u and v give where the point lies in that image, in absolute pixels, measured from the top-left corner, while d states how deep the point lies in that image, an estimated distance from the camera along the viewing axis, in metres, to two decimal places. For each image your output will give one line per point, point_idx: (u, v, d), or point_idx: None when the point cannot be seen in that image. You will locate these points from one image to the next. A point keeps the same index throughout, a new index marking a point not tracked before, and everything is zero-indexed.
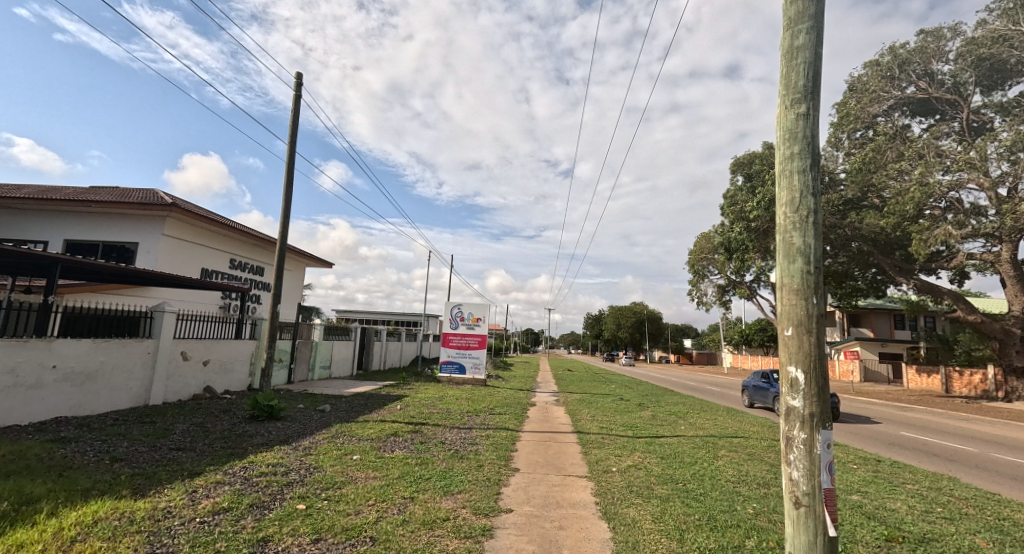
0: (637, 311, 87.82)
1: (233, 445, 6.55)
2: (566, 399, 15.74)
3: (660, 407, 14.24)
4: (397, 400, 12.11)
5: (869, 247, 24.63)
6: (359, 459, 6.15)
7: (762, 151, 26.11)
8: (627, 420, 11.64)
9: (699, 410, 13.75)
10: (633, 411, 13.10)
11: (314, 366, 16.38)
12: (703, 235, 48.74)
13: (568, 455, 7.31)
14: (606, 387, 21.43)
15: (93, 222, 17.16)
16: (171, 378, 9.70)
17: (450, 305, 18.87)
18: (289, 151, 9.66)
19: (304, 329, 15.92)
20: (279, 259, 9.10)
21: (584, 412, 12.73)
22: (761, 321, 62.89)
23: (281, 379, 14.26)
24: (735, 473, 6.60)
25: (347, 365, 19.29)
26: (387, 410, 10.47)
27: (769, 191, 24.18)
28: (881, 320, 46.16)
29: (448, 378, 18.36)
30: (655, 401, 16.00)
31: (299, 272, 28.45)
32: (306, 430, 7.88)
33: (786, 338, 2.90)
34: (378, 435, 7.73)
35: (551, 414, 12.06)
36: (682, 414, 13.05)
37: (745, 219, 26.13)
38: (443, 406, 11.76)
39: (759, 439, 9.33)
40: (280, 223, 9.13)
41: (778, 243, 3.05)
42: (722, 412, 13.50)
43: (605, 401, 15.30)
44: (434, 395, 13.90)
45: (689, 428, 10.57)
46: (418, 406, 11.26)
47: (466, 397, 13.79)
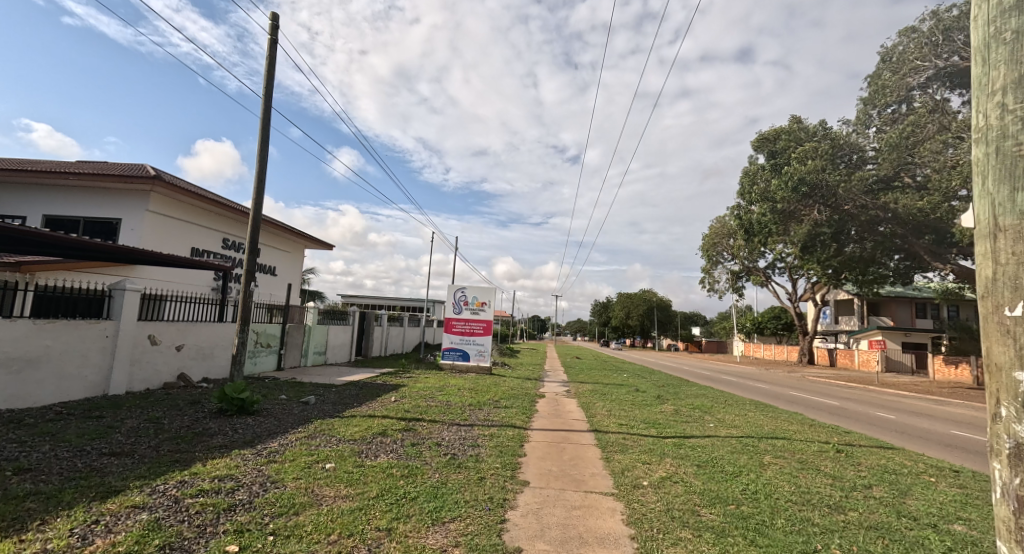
0: (647, 298, 86.53)
1: (183, 448, 5.40)
2: (578, 390, 14.67)
3: (681, 400, 13.08)
4: (393, 391, 11.01)
5: (902, 230, 23.21)
6: (332, 470, 4.99)
7: (789, 127, 24.55)
8: (647, 415, 10.49)
9: (724, 404, 12.60)
10: (653, 405, 11.93)
11: (308, 352, 15.31)
12: (717, 220, 47.17)
13: (587, 462, 6.15)
14: (619, 376, 20.32)
15: (73, 197, 16.09)
16: (136, 365, 8.58)
17: (453, 288, 17.72)
18: (266, 107, 8.40)
19: (296, 312, 14.84)
20: (254, 230, 7.89)
21: (600, 405, 11.63)
22: (775, 309, 61.45)
23: (270, 365, 13.22)
24: (793, 489, 5.42)
25: (345, 351, 18.24)
26: (379, 402, 9.37)
27: (796, 169, 22.70)
28: (902, 309, 44.73)
29: (450, 366, 17.29)
30: (674, 393, 14.88)
31: (298, 253, 27.42)
32: (279, 428, 6.76)
33: (1006, 323, 1.65)
34: (360, 436, 6.57)
35: (563, 407, 10.98)
36: (707, 407, 11.89)
37: (769, 200, 24.72)
38: (444, 397, 10.67)
39: (806, 441, 8.15)
40: (254, 188, 7.92)
41: (987, 161, 1.79)
42: (751, 405, 12.36)
43: (620, 393, 14.17)
44: (436, 384, 12.83)
45: (720, 426, 9.39)
46: (416, 399, 10.13)
47: (469, 388, 12.71)
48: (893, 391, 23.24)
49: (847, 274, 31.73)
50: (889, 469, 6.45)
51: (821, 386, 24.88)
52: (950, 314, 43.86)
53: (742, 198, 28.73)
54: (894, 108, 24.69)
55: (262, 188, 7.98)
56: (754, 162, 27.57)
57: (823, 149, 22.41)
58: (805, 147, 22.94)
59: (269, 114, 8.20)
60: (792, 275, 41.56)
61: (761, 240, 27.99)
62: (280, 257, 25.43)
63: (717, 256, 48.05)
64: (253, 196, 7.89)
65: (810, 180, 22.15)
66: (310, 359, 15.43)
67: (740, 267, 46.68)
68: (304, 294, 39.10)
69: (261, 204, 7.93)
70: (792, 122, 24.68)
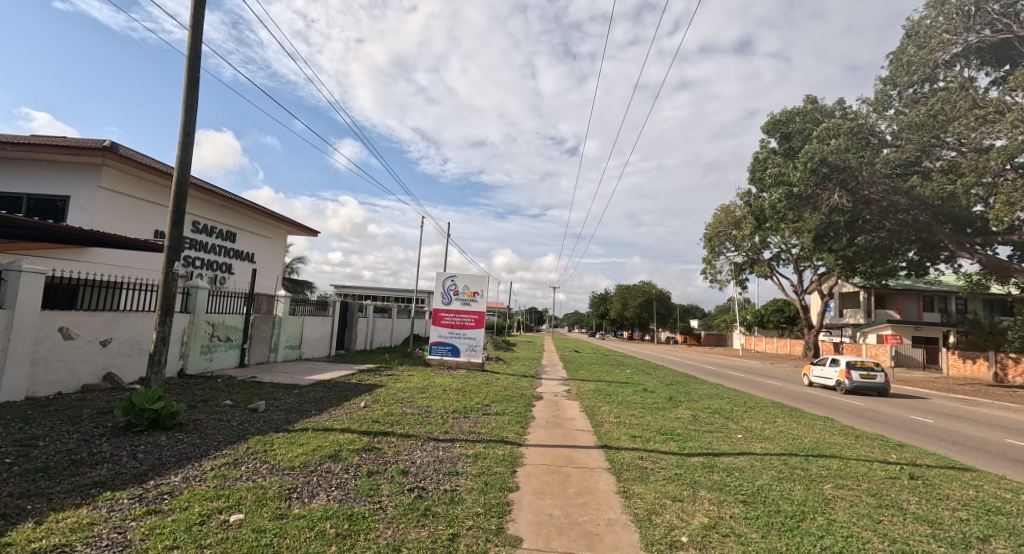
0: (646, 290, 85.19)
1: (31, 488, 3.78)
2: (579, 390, 13.20)
3: (696, 402, 11.63)
4: (365, 394, 9.44)
5: (927, 216, 21.72)
6: (234, 528, 3.40)
7: (806, 107, 22.92)
8: (661, 423, 8.99)
9: (745, 407, 11.15)
10: (666, 410, 10.43)
11: (278, 346, 13.72)
12: (722, 209, 45.60)
13: (599, 503, 4.59)
14: (621, 373, 18.90)
15: (17, 172, 14.37)
16: (40, 364, 6.99)
17: (443, 277, 16.16)
18: (194, 44, 6.74)
19: (263, 301, 13.20)
20: (178, 196, 6.23)
21: (606, 409, 10.14)
22: (778, 302, 60.20)
23: (231, 361, 11.59)
24: (889, 549, 3.90)
25: (323, 345, 16.69)
26: (345, 409, 7.83)
27: (816, 149, 21.07)
28: (909, 302, 43.48)
29: (438, 361, 15.74)
30: (687, 393, 13.44)
31: (280, 240, 25.71)
32: (197, 448, 5.16)
33: None
34: (300, 463, 4.96)
35: (563, 413, 9.49)
36: (727, 413, 10.42)
37: (783, 183, 23.09)
38: (423, 401, 9.14)
39: (861, 460, 6.67)
40: (179, 144, 6.31)
41: None
42: (776, 409, 10.94)
43: (624, 394, 12.70)
44: (418, 384, 11.28)
45: (751, 439, 7.88)
46: (389, 404, 8.59)
47: (457, 388, 11.19)
48: (910, 390, 21.84)
49: (859, 265, 30.32)
50: (997, 509, 4.91)
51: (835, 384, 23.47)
52: (958, 308, 42.74)
53: (752, 184, 27.19)
54: (918, 88, 23.16)
55: (189, 144, 6.37)
56: (765, 146, 26.00)
57: (845, 128, 20.83)
58: (825, 127, 21.34)
59: (197, 52, 6.54)
60: (798, 267, 40.24)
61: (772, 227, 26.43)
62: (260, 243, 23.75)
63: (721, 247, 46.65)
64: (177, 154, 6.28)
65: (832, 161, 20.47)
66: (282, 354, 13.85)
67: (744, 258, 45.25)
68: (290, 284, 37.32)
69: (188, 163, 6.33)
70: (809, 101, 23.05)
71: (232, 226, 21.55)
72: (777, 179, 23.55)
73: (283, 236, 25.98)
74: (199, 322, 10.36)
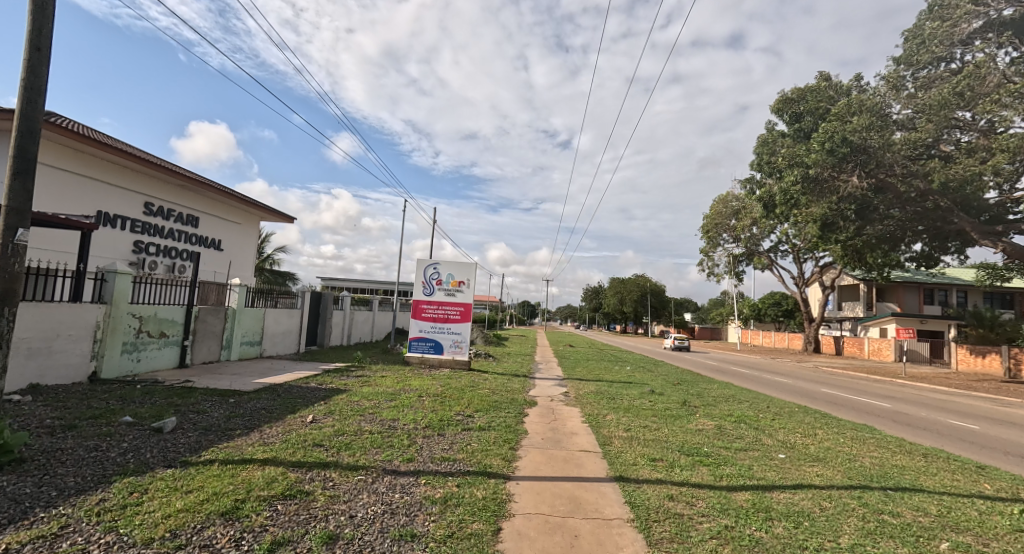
0: (640, 283, 83.86)
1: None
2: (578, 392, 11.55)
3: (714, 409, 10.05)
4: (320, 403, 7.66)
5: (946, 202, 20.26)
6: None
7: (818, 84, 21.41)
8: (683, 439, 7.36)
9: (770, 415, 9.59)
10: (683, 420, 8.82)
11: (233, 342, 11.92)
12: (720, 199, 44.24)
13: None
14: (621, 371, 17.36)
15: None
16: None
17: (425, 264, 14.38)
18: None
19: (211, 290, 11.31)
20: (24, 136, 4.40)
21: (613, 420, 8.50)
22: (775, 295, 59.11)
23: (167, 361, 9.76)
24: None
25: (291, 341, 14.92)
26: (283, 428, 6.03)
27: (836, 126, 19.53)
28: (909, 295, 42.42)
29: (419, 360, 13.99)
30: (699, 396, 11.88)
31: (252, 226, 23.71)
32: (12, 506, 3.34)
33: None
34: (166, 534, 3.16)
35: (561, 425, 7.84)
36: (754, 422, 8.84)
37: (796, 167, 21.54)
38: (390, 413, 7.38)
39: (960, 498, 4.99)
40: (25, 63, 4.41)
41: None
42: (807, 417, 9.38)
43: (629, 398, 11.10)
44: (390, 389, 9.51)
45: (798, 462, 6.24)
46: (345, 418, 6.83)
47: (436, 393, 9.47)
48: (929, 387, 20.36)
49: (867, 257, 28.99)
50: None
51: (848, 380, 21.96)
52: (958, 301, 41.71)
53: (759, 169, 25.70)
54: (933, 69, 21.55)
55: (41, 62, 4.47)
56: (773, 128, 24.52)
57: (864, 106, 19.29)
58: (844, 104, 19.84)
59: None
60: (798, 259, 39.00)
61: (779, 215, 24.91)
62: (229, 229, 21.77)
63: (718, 238, 45.33)
64: (21, 78, 4.41)
65: (851, 140, 18.92)
66: (237, 352, 12.06)
67: (742, 250, 43.96)
68: (270, 275, 35.25)
69: (40, 90, 4.47)
70: (822, 78, 21.56)
71: (195, 209, 19.61)
72: (789, 162, 22.01)
73: (256, 221, 23.98)
74: (120, 315, 8.53)
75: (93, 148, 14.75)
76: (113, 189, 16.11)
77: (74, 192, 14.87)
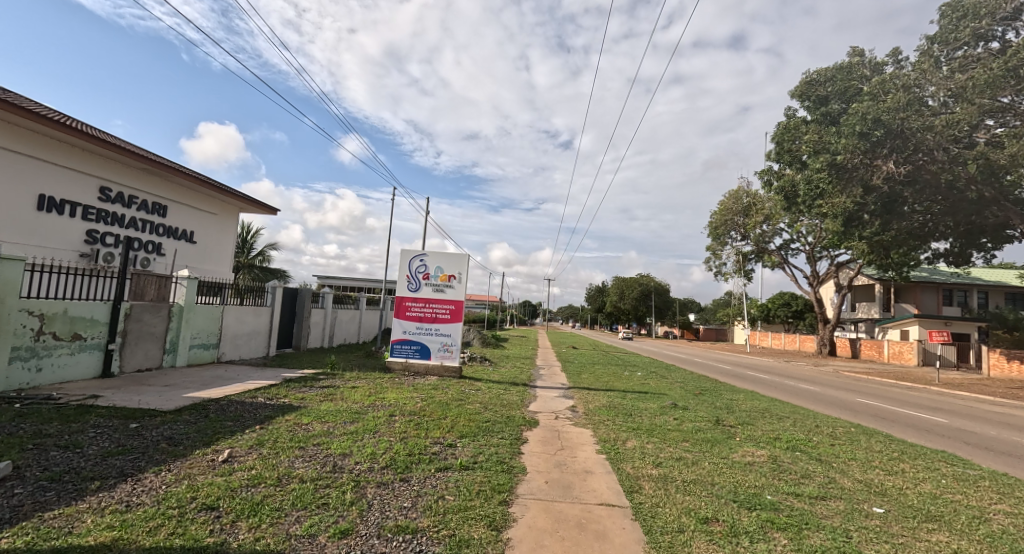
0: (645, 282, 81.82)
1: None
2: (588, 407, 9.71)
3: (754, 431, 8.22)
4: (252, 429, 5.79)
5: (990, 191, 18.36)
6: None
7: (849, 62, 19.66)
8: (734, 480, 5.49)
9: (828, 439, 7.74)
10: (722, 447, 6.98)
11: (180, 346, 10.06)
12: (730, 194, 42.43)
13: None
14: (631, 378, 15.54)
15: None
16: None
17: (410, 256, 12.56)
18: None
19: (149, 284, 9.45)
20: None
21: (635, 448, 6.71)
22: (784, 295, 57.11)
23: (83, 369, 7.92)
24: None
25: (257, 343, 13.09)
26: (170, 477, 4.15)
27: (872, 104, 17.67)
28: (927, 296, 40.43)
29: (402, 365, 12.12)
30: (730, 411, 10.04)
31: (230, 217, 21.89)
32: None
33: None
34: None
35: (570, 458, 6.02)
36: (812, 451, 6.98)
37: (824, 153, 19.67)
38: (341, 445, 5.50)
39: None
40: None
41: None
42: (875, 444, 7.50)
43: (648, 415, 9.26)
44: (356, 406, 7.67)
45: (908, 524, 4.36)
46: (277, 455, 4.95)
47: (412, 411, 7.66)
48: (970, 395, 18.43)
49: (891, 253, 27.09)
50: None
51: (879, 387, 19.97)
52: (979, 302, 39.72)
53: (778, 158, 23.94)
54: (969, 48, 19.44)
55: None
56: (795, 114, 22.72)
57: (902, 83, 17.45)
58: (877, 81, 18.03)
59: None
60: (813, 257, 37.14)
61: (800, 207, 23.11)
62: (202, 219, 19.96)
63: (727, 236, 43.56)
64: None
65: (888, 121, 17.11)
66: (185, 357, 10.20)
67: (753, 248, 42.12)
68: (260, 272, 33.60)
69: None
70: (851, 55, 19.79)
71: (162, 196, 17.78)
72: (816, 148, 20.14)
73: (235, 211, 22.17)
74: (8, 314, 6.68)
75: (35, 124, 12.92)
76: (60, 172, 14.30)
77: (11, 173, 13.04)
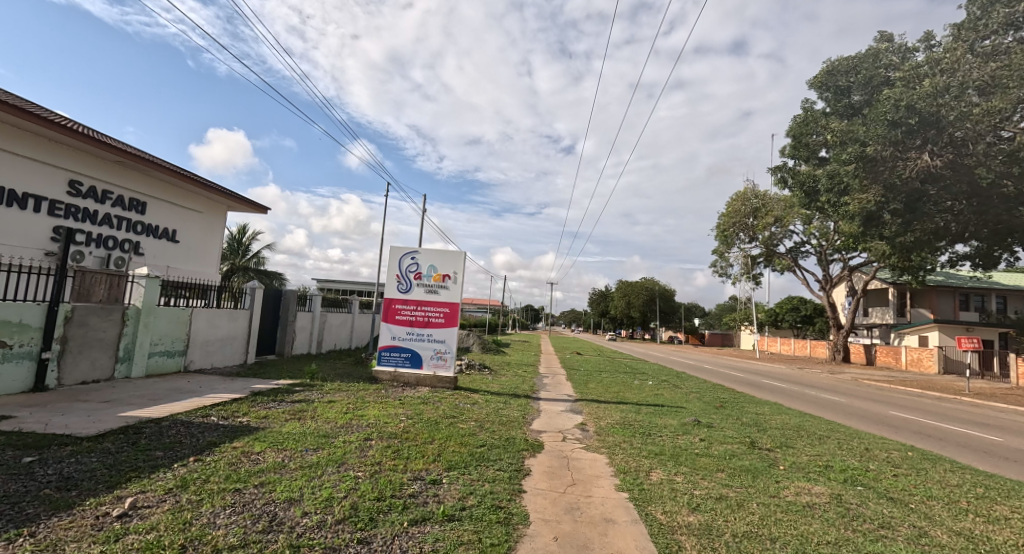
0: (650, 287, 80.53)
1: None
2: (600, 425, 8.49)
3: (798, 456, 6.98)
4: (183, 463, 4.57)
5: None
6: None
7: (876, 49, 18.63)
8: (797, 532, 4.23)
9: (888, 468, 6.50)
10: (768, 481, 5.74)
11: (136, 354, 8.88)
12: (739, 195, 41.25)
13: None
14: (643, 388, 14.30)
15: None
16: None
17: (401, 254, 11.38)
18: None
19: (98, 283, 8.28)
20: None
21: (664, 482, 5.48)
22: (793, 300, 55.67)
23: (8, 384, 6.77)
24: None
25: (233, 350, 11.90)
26: (23, 548, 2.91)
27: (902, 93, 16.51)
28: (943, 300, 39.02)
29: (390, 376, 10.89)
30: (763, 429, 8.80)
31: (217, 216, 20.79)
32: None
33: None
34: None
35: (582, 498, 4.82)
36: (876, 486, 5.75)
37: (849, 146, 18.46)
38: (291, 485, 4.26)
39: None
40: None
41: None
42: (952, 476, 6.22)
43: (669, 435, 8.02)
44: (326, 428, 6.44)
45: None
46: (197, 506, 3.70)
47: (393, 434, 6.44)
48: (1006, 407, 17.02)
49: (912, 256, 25.85)
50: None
51: (907, 398, 18.59)
52: (998, 307, 38.32)
53: (794, 154, 22.82)
54: (998, 38, 17.18)
55: None
56: (814, 107, 21.65)
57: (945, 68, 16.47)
58: (909, 68, 17.15)
59: None
60: (826, 260, 35.88)
61: (819, 205, 21.91)
62: (186, 217, 18.85)
63: (734, 238, 42.30)
64: None
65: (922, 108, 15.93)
66: (143, 367, 9.02)
67: (762, 250, 40.88)
68: (256, 275, 32.47)
69: None
70: (876, 43, 18.75)
71: (141, 192, 16.70)
72: (840, 141, 18.94)
73: (223, 210, 21.08)
74: None
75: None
76: (24, 163, 13.21)
77: None
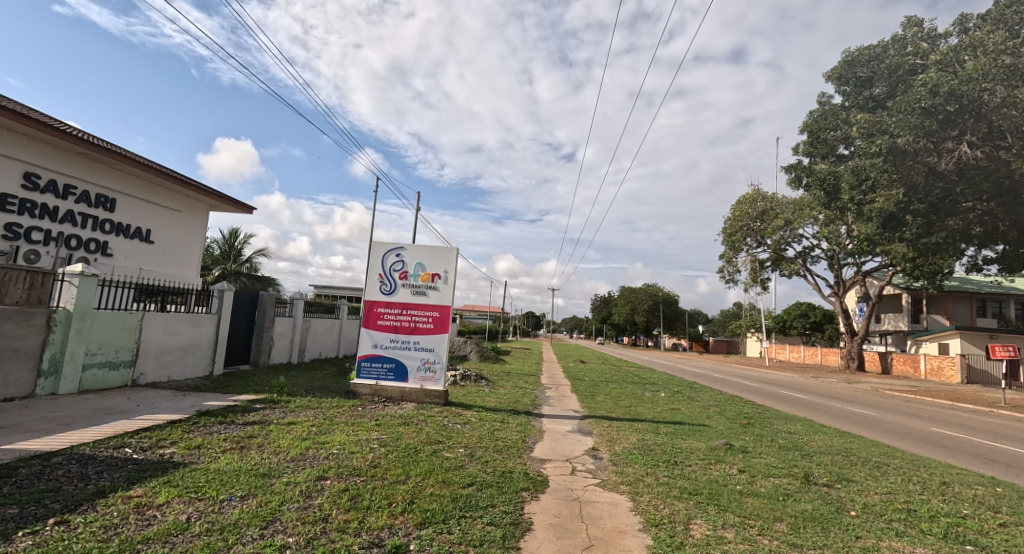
0: (653, 293, 79.05)
1: None
2: (615, 450, 7.10)
3: (867, 496, 5.57)
4: (32, 533, 3.13)
5: None
6: None
7: (903, 35, 17.36)
8: None
9: (989, 515, 5.09)
10: (850, 539, 4.31)
11: (66, 367, 7.52)
12: (746, 199, 39.88)
13: None
14: (655, 402, 12.89)
15: None
16: None
17: (386, 250, 10.01)
18: None
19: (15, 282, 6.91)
20: None
21: (713, 541, 4.07)
22: (801, 306, 54.16)
23: None
24: None
25: (196, 360, 10.51)
26: None
27: (936, 79, 15.18)
28: (960, 306, 37.64)
29: (371, 390, 9.52)
30: (809, 456, 7.37)
31: (198, 215, 19.49)
32: None
33: None
34: None
35: None
36: (992, 545, 4.33)
37: (875, 138, 17.12)
38: None
39: None
40: None
41: None
42: None
43: (699, 464, 6.62)
44: (271, 462, 5.04)
45: None
46: None
47: (356, 470, 5.02)
48: None
49: (933, 259, 24.50)
50: None
51: (939, 411, 17.10)
52: (1016, 314, 36.97)
53: (811, 150, 21.52)
54: None
55: None
56: (832, 100, 20.39)
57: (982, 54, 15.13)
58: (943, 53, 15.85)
59: None
60: (838, 264, 34.49)
61: (839, 203, 20.58)
62: (161, 217, 17.55)
63: (741, 243, 40.87)
64: None
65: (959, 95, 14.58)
66: (75, 381, 7.66)
67: (770, 255, 39.51)
68: (247, 281, 31.09)
69: None
70: (903, 29, 17.45)
71: (110, 188, 15.39)
72: (866, 133, 17.62)
73: (204, 209, 19.76)
74: None
75: None
76: None
77: None
